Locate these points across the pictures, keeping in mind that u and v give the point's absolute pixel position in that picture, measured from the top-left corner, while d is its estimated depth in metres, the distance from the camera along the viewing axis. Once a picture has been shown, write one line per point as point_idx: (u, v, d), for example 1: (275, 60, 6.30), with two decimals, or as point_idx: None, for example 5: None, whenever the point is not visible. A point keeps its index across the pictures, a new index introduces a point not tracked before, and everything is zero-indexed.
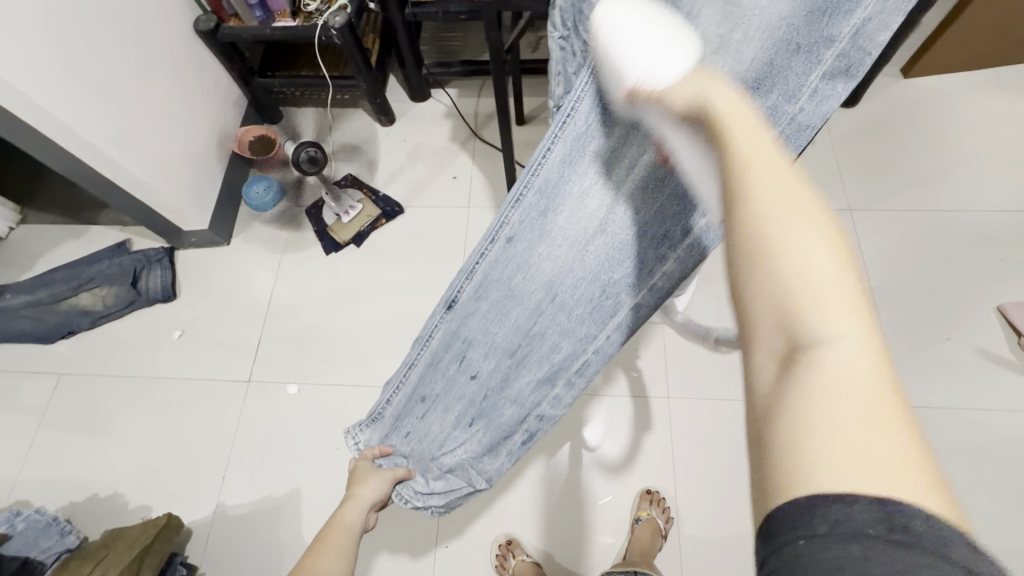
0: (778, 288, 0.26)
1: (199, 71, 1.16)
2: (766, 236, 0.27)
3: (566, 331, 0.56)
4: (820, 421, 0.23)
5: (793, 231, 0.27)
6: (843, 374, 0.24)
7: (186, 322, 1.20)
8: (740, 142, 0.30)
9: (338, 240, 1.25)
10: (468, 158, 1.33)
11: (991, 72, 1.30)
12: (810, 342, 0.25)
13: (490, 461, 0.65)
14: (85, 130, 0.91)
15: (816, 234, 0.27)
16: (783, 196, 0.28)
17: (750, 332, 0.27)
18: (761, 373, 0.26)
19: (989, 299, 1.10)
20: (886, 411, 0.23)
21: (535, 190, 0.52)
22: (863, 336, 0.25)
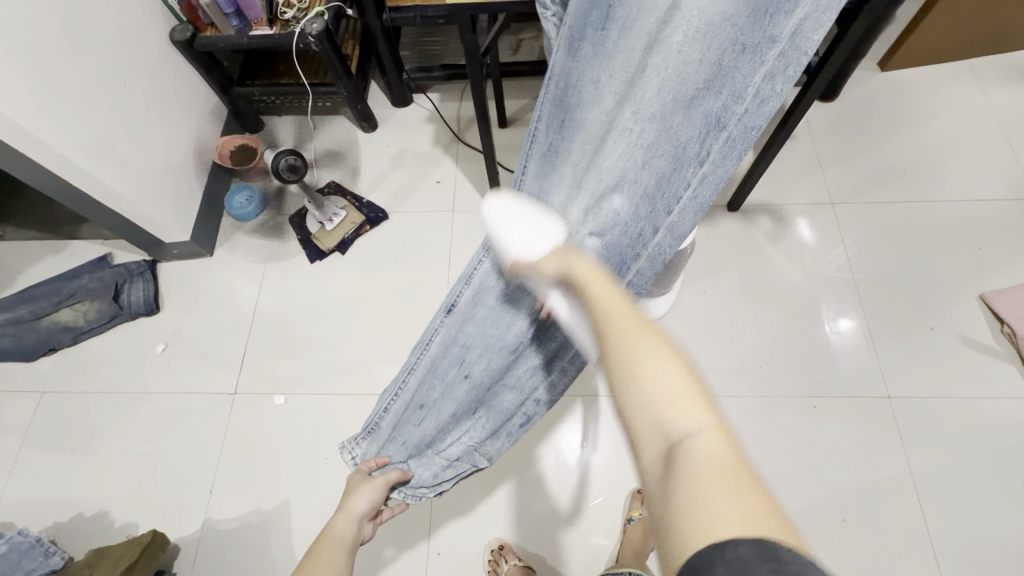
0: (652, 405, 0.38)
1: (177, 81, 1.15)
2: (636, 360, 0.40)
3: (562, 320, 0.63)
4: (696, 490, 0.33)
5: (653, 362, 0.40)
6: (707, 451, 0.35)
7: (170, 334, 1.19)
8: (598, 300, 0.48)
9: (322, 248, 1.24)
10: (451, 162, 1.33)
11: (967, 63, 1.32)
12: (679, 435, 0.36)
13: (493, 443, 0.71)
14: (60, 144, 0.90)
15: (666, 350, 0.40)
16: (651, 345, 0.41)
17: (640, 441, 0.38)
18: (653, 469, 0.37)
19: (971, 288, 1.10)
20: (738, 472, 0.34)
21: (526, 201, 0.64)
22: (711, 427, 0.37)
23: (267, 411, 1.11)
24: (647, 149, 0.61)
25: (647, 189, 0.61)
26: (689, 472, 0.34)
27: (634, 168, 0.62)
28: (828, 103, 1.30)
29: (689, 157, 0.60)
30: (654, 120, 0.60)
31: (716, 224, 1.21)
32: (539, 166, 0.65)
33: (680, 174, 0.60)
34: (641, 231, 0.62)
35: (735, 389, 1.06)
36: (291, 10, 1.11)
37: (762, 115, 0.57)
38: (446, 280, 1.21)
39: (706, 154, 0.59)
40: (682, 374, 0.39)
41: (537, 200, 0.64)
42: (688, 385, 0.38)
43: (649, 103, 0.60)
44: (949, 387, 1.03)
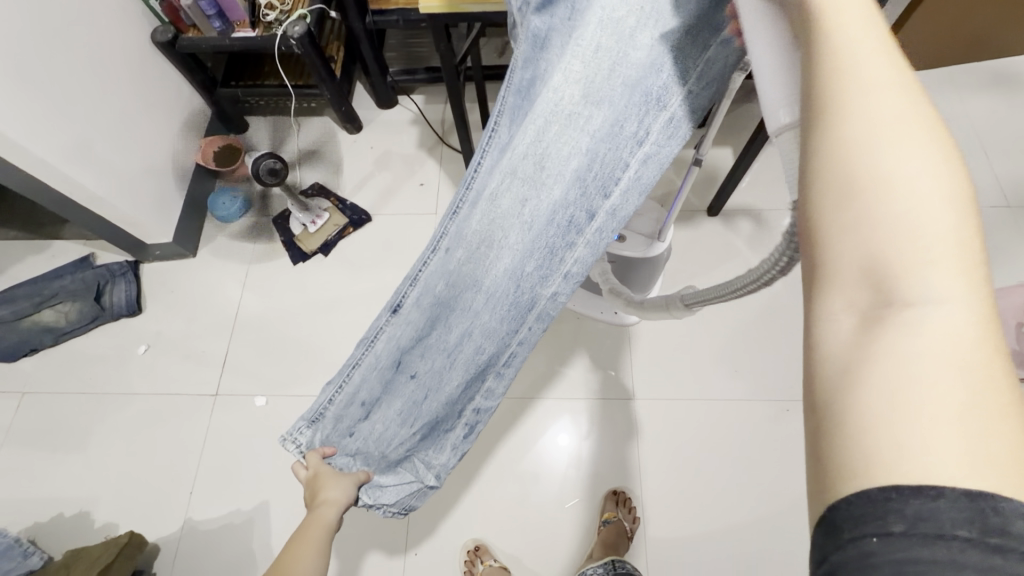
0: (868, 243, 0.22)
1: (158, 82, 1.14)
2: (867, 138, 0.22)
3: (493, 332, 0.59)
4: (911, 402, 0.20)
5: (896, 167, 0.22)
6: (947, 352, 0.20)
7: (152, 336, 1.19)
8: (849, 35, 0.24)
9: (305, 250, 1.25)
10: (436, 164, 1.33)
11: (945, 71, 1.34)
12: (907, 301, 0.21)
13: (436, 454, 0.73)
14: (37, 147, 0.90)
15: (929, 160, 0.22)
16: (902, 140, 0.22)
17: (820, 286, 0.23)
18: (834, 331, 0.22)
19: None
20: (985, 361, 0.20)
21: (468, 203, 0.59)
22: (971, 299, 0.21)
23: (248, 412, 1.11)
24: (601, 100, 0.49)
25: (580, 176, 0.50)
26: (905, 372, 0.20)
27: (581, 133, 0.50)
28: None
29: (626, 137, 0.48)
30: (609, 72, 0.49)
31: (696, 228, 1.22)
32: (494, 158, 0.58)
33: (617, 154, 0.49)
34: (569, 219, 0.51)
35: (712, 392, 1.07)
36: (273, 12, 1.11)
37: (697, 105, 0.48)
38: None
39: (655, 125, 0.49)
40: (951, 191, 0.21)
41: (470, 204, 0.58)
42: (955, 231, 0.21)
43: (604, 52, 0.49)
44: None
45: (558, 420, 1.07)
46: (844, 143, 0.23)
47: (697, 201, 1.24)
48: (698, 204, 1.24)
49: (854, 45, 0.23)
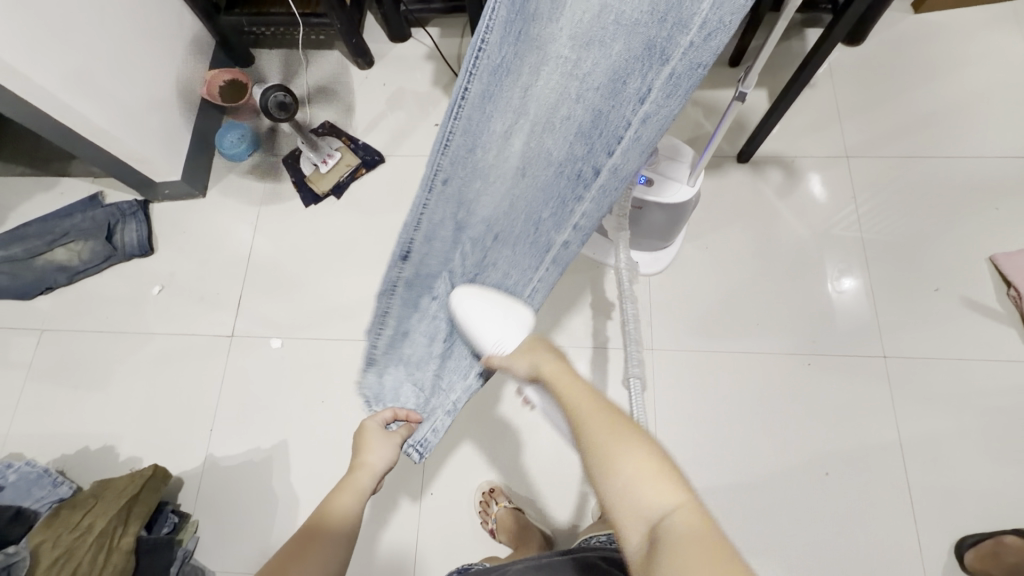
0: (626, 492, 0.48)
1: (159, 6, 1.07)
2: (608, 461, 0.51)
3: (514, 262, 0.75)
4: (671, 562, 0.41)
5: (627, 457, 0.50)
6: (681, 534, 0.43)
7: (165, 276, 1.18)
8: (567, 393, 0.60)
9: (317, 192, 1.21)
10: (451, 104, 1.27)
11: (1009, 5, 1.22)
12: (660, 520, 0.45)
13: (455, 377, 0.76)
14: (35, 74, 0.85)
15: (635, 446, 0.51)
16: (624, 441, 0.52)
17: (621, 532, 0.48)
18: (636, 548, 0.46)
19: (981, 250, 1.07)
20: (707, 537, 0.43)
21: (460, 134, 0.55)
22: (687, 509, 0.46)
23: (264, 354, 1.12)
24: (585, 79, 0.59)
25: (583, 125, 0.63)
26: (666, 550, 0.42)
27: (569, 101, 0.60)
28: (855, 48, 1.22)
29: (627, 92, 0.60)
30: (592, 45, 0.56)
31: (724, 176, 1.16)
32: (487, 83, 0.53)
33: (619, 110, 0.62)
34: (578, 172, 0.68)
35: (732, 344, 1.05)
36: None
37: (703, 56, 0.57)
38: None
39: (647, 90, 0.60)
40: (648, 454, 0.50)
41: (474, 129, 0.56)
42: (658, 471, 0.49)
43: (589, 24, 0.54)
44: (946, 347, 1.02)
45: (573, 368, 1.06)
46: (608, 462, 0.51)
47: (727, 147, 1.18)
48: (729, 150, 1.17)
49: (583, 412, 0.57)
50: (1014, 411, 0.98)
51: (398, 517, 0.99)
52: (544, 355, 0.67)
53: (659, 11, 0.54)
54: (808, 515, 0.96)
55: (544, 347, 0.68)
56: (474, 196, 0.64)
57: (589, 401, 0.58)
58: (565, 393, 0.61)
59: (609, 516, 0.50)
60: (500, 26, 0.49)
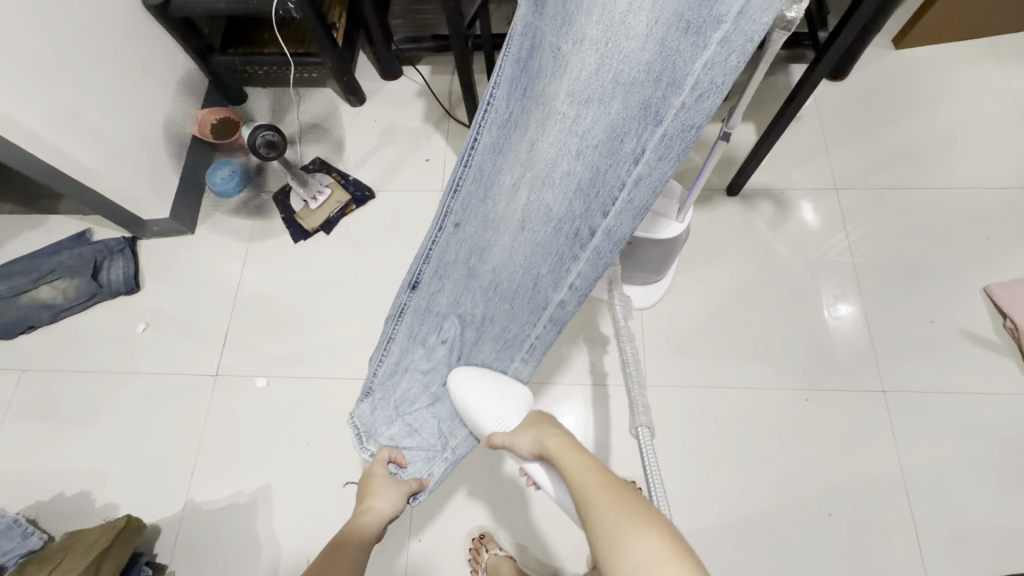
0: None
1: (153, 48, 1.09)
2: (619, 541, 0.48)
3: (512, 315, 0.71)
4: None
5: (634, 540, 0.47)
6: None
7: (150, 314, 1.16)
8: (568, 468, 0.58)
9: (306, 228, 1.20)
10: (442, 139, 1.28)
11: (986, 40, 1.25)
12: None
13: (453, 433, 0.76)
14: (22, 114, 0.85)
15: (647, 527, 0.48)
16: (633, 519, 0.49)
17: None
18: None
19: (975, 280, 1.07)
20: None
21: (470, 181, 0.61)
22: None
23: (249, 394, 1.09)
24: (584, 136, 0.56)
25: (582, 182, 0.59)
26: None
27: (569, 156, 0.58)
28: (839, 83, 1.24)
29: (624, 152, 0.55)
30: (592, 102, 0.54)
31: (714, 208, 1.16)
32: (495, 135, 0.58)
33: (616, 171, 0.56)
34: (576, 232, 0.62)
35: (728, 380, 1.03)
36: None
37: (698, 118, 0.50)
38: None
39: (641, 151, 0.54)
40: (653, 537, 0.47)
41: (484, 180, 0.62)
42: (668, 555, 0.45)
43: (585, 82, 0.53)
44: (946, 380, 1.00)
45: (567, 404, 1.04)
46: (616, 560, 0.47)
47: (716, 180, 1.18)
48: (717, 182, 1.18)
49: (589, 496, 0.54)
50: (1019, 447, 0.95)
51: (385, 566, 0.95)
52: (550, 439, 0.62)
53: (655, 69, 0.50)
54: (813, 559, 0.92)
55: (552, 429, 0.65)
56: (485, 245, 0.68)
57: (591, 483, 0.55)
58: (573, 474, 0.57)
59: None
60: (507, 82, 0.54)
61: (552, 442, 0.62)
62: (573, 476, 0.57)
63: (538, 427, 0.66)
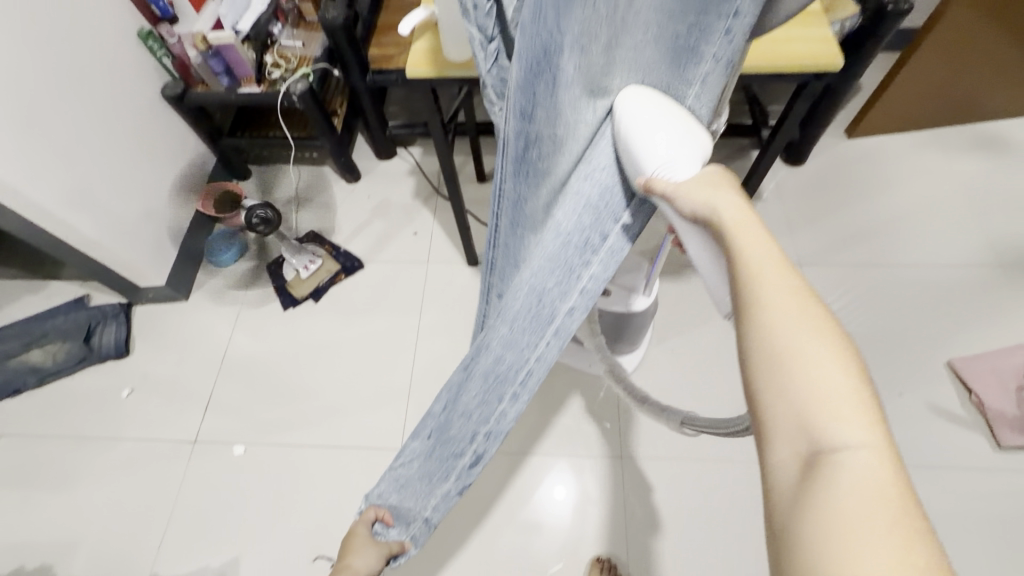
0: (800, 390, 0.30)
1: (166, 132, 1.19)
2: (788, 333, 0.31)
3: (511, 341, 0.54)
4: (844, 516, 0.25)
5: (814, 345, 0.30)
6: (862, 476, 0.27)
7: (136, 379, 1.18)
8: (737, 232, 0.36)
9: (296, 296, 1.25)
10: (430, 214, 1.36)
11: (931, 131, 1.37)
12: (837, 446, 0.28)
13: (441, 482, 0.66)
14: (35, 193, 0.92)
15: (833, 340, 0.31)
16: (813, 319, 0.32)
17: (765, 439, 0.30)
18: (781, 474, 0.29)
19: (938, 354, 1.10)
20: (899, 496, 0.26)
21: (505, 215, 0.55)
22: (883, 445, 0.28)
23: (225, 461, 1.09)
24: None
25: None
26: (839, 487, 0.26)
27: None
28: (798, 167, 1.34)
29: None
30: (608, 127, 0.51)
31: (686, 281, 1.22)
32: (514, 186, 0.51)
33: None
34: None
35: (704, 452, 1.04)
36: (279, 71, 1.18)
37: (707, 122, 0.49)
38: (416, 330, 1.21)
39: None
40: (843, 372, 0.30)
41: (517, 211, 0.54)
42: (854, 382, 0.30)
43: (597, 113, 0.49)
44: (918, 455, 1.01)
45: (544, 475, 1.05)
46: (780, 382, 0.30)
47: None
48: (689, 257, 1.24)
49: (764, 273, 0.33)
50: (995, 526, 0.94)
51: None
52: (727, 200, 0.39)
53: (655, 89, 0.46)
54: None
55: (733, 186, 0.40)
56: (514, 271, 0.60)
57: (777, 268, 0.34)
58: (747, 247, 0.35)
59: (751, 415, 0.32)
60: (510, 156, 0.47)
61: (726, 203, 0.39)
62: (741, 248, 0.35)
63: (717, 174, 0.42)
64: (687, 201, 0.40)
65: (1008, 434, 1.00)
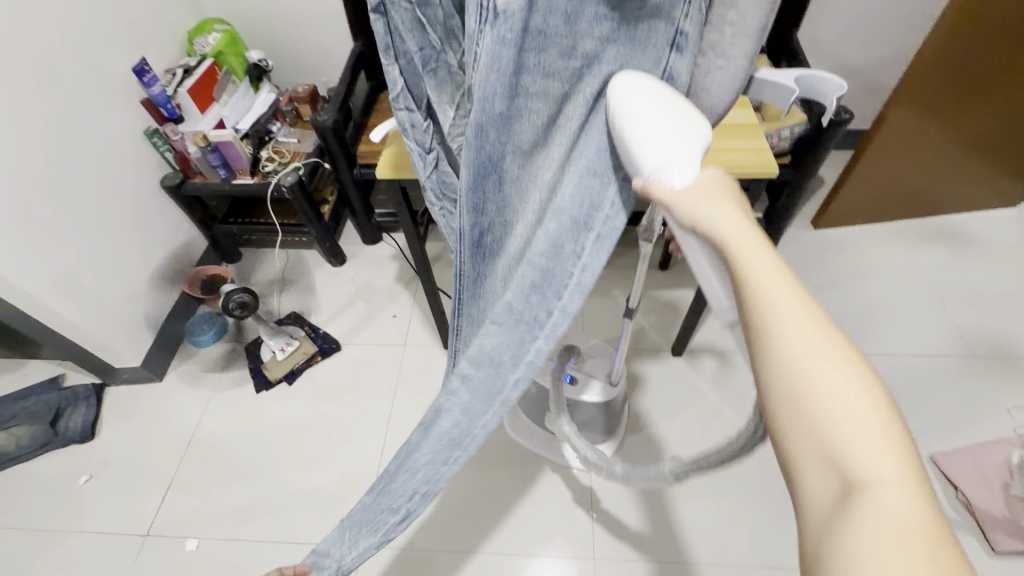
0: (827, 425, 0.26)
1: (160, 219, 1.26)
2: (811, 365, 0.27)
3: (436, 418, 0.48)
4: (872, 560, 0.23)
5: (836, 376, 0.27)
6: (890, 528, 0.24)
7: (96, 465, 1.15)
8: (743, 247, 0.32)
9: (270, 378, 1.25)
10: (411, 297, 1.39)
11: (893, 223, 1.43)
12: (865, 485, 0.25)
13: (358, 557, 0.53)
14: (21, 279, 0.96)
15: (855, 368, 0.27)
16: (834, 346, 0.28)
17: (793, 473, 0.28)
18: (810, 506, 0.26)
19: (920, 448, 1.07)
20: (933, 537, 0.24)
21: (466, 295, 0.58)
22: (915, 483, 0.25)
23: (177, 558, 1.03)
24: None
25: None
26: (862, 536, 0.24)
27: None
28: None
29: None
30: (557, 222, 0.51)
31: (661, 367, 1.21)
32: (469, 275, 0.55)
33: None
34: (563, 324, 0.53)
35: (682, 553, 0.99)
36: (272, 164, 1.27)
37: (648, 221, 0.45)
38: (388, 415, 1.19)
39: None
40: (870, 401, 0.26)
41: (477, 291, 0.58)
42: (877, 407, 0.26)
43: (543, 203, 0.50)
44: None
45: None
46: (815, 419, 0.26)
47: (662, 340, 1.25)
48: (664, 342, 1.25)
49: (772, 292, 0.29)
50: None
51: None
52: (730, 212, 0.34)
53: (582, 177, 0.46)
54: None
55: (733, 197, 0.36)
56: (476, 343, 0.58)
57: (786, 285, 0.30)
58: (757, 263, 0.31)
59: (772, 440, 0.29)
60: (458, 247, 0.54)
61: (731, 215, 0.34)
62: (744, 266, 0.31)
63: (718, 185, 0.37)
64: (686, 212, 0.36)
65: (1002, 537, 0.95)
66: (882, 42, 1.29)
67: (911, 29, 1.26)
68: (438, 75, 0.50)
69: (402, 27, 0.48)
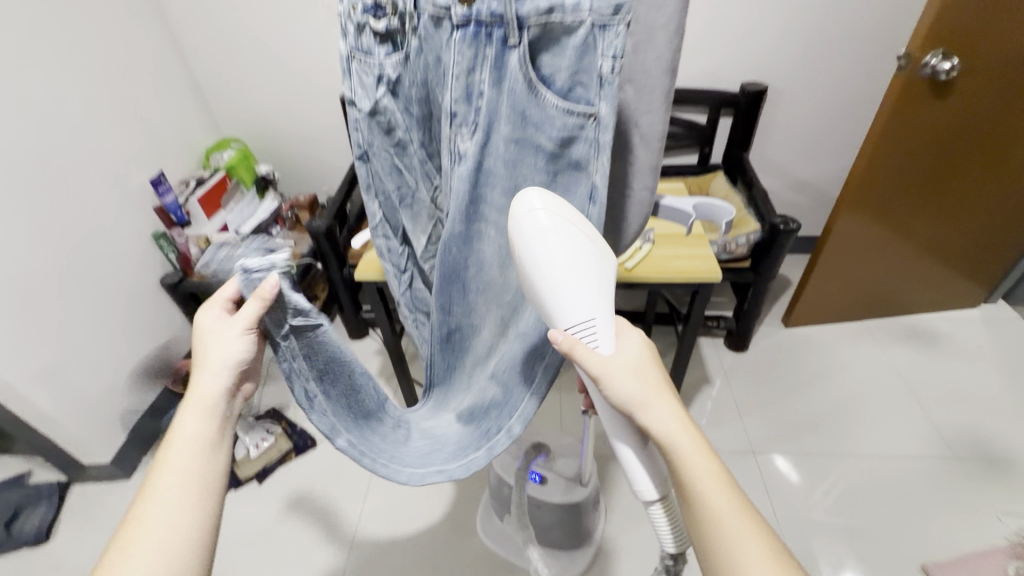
0: None
1: (154, 314, 1.31)
2: (728, 541, 0.42)
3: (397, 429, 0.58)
4: None
5: (743, 546, 0.41)
6: None
7: (44, 572, 1.08)
8: (672, 443, 0.45)
9: (240, 476, 1.22)
10: (391, 393, 1.40)
11: (860, 322, 1.49)
12: None
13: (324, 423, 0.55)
14: (7, 372, 0.98)
15: (757, 534, 0.42)
16: (740, 521, 0.42)
17: None
18: None
19: (910, 557, 1.03)
20: None
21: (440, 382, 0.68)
22: None
23: None
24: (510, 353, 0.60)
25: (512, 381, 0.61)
26: None
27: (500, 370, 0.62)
28: (741, 353, 1.42)
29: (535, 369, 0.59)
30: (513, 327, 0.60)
31: None
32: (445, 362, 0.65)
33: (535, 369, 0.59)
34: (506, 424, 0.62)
35: None
36: None
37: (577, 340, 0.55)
38: (358, 517, 1.15)
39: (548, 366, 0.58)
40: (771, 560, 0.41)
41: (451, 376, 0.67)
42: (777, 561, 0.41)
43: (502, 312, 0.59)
44: None
45: None
46: (725, 558, 0.42)
47: None
48: None
49: (700, 485, 0.44)
50: None
51: None
52: (661, 398, 0.47)
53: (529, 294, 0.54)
54: None
55: (655, 371, 0.48)
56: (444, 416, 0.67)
57: (702, 463, 0.44)
58: (684, 449, 0.45)
59: None
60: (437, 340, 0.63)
61: (665, 406, 0.46)
62: (677, 450, 0.45)
63: (643, 356, 0.49)
64: (624, 394, 0.47)
65: None
66: (824, 162, 1.45)
67: (848, 152, 1.42)
68: (414, 210, 0.58)
69: (381, 171, 0.55)
